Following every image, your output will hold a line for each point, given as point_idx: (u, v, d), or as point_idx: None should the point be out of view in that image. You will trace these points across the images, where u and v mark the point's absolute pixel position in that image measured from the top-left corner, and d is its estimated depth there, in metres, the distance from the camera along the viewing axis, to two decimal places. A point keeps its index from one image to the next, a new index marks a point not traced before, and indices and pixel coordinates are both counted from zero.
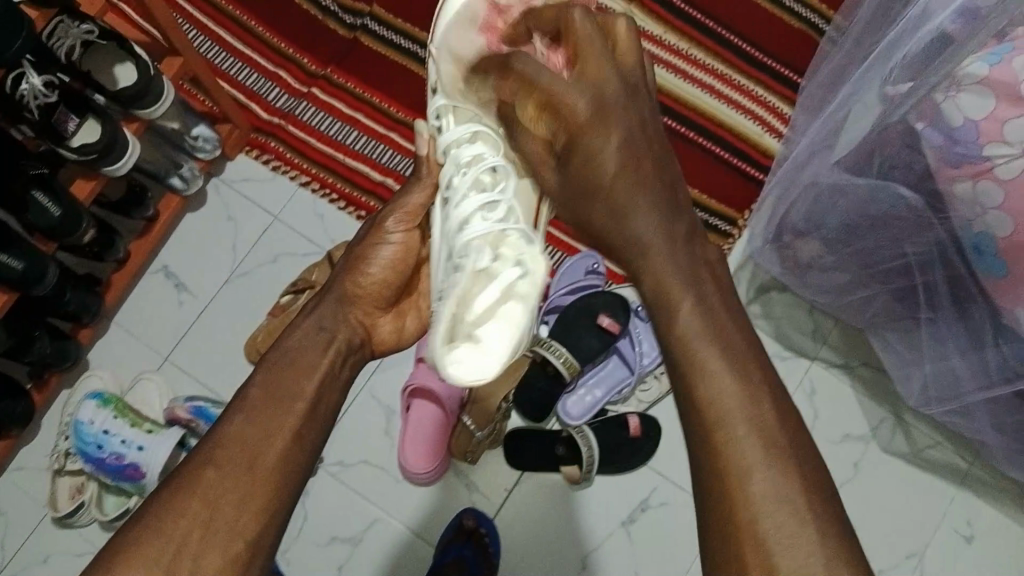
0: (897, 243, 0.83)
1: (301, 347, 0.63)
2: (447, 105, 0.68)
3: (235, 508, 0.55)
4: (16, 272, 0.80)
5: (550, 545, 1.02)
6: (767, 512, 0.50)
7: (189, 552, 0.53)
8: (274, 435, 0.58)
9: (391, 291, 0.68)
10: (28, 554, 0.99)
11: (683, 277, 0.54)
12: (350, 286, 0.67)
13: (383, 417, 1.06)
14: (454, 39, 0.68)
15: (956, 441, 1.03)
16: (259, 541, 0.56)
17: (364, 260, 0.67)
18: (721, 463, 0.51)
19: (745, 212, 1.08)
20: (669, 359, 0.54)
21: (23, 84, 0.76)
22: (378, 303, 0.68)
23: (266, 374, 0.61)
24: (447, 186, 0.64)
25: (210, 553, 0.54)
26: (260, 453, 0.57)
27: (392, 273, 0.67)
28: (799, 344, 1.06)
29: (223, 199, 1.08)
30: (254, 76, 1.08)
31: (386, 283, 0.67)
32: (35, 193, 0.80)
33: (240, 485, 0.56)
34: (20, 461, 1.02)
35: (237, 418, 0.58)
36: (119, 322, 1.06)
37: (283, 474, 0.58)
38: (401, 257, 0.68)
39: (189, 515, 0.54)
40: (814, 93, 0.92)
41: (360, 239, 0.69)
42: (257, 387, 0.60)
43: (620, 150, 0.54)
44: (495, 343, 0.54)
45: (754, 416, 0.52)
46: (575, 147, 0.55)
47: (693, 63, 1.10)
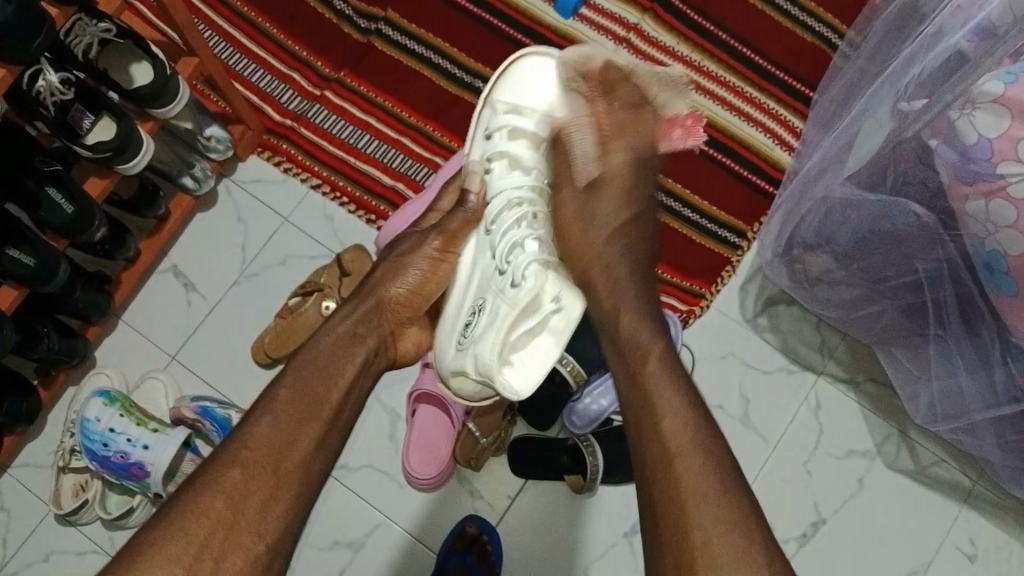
0: (907, 259, 0.83)
1: (335, 349, 0.63)
2: (501, 155, 0.75)
3: (258, 511, 0.56)
4: (27, 268, 0.80)
5: (552, 554, 1.03)
6: (714, 539, 0.56)
7: (214, 551, 0.54)
8: (287, 441, 0.58)
9: (423, 299, 0.69)
10: (31, 549, 1.00)
11: (652, 334, 0.66)
12: (381, 293, 0.68)
13: (388, 422, 1.06)
14: (514, 95, 0.79)
15: (961, 459, 1.03)
16: (281, 539, 0.57)
17: (393, 274, 0.69)
18: (669, 479, 0.59)
19: (754, 224, 1.09)
20: (635, 411, 0.63)
21: (40, 80, 0.77)
22: (413, 310, 0.69)
23: (293, 374, 0.62)
24: (492, 219, 0.71)
25: (234, 552, 0.55)
26: (272, 457, 0.57)
27: (425, 282, 0.69)
28: (805, 357, 1.06)
29: (234, 201, 1.08)
30: (267, 78, 1.09)
31: (413, 296, 0.69)
32: (48, 190, 0.81)
33: (265, 486, 0.57)
34: (25, 457, 1.03)
35: (267, 417, 0.59)
36: (126, 319, 1.06)
37: (297, 477, 0.58)
38: (443, 248, 0.70)
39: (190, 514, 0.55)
40: (826, 108, 0.94)
41: (413, 242, 0.71)
42: (287, 389, 0.61)
43: (624, 245, 0.73)
44: (536, 359, 0.63)
45: (704, 446, 0.59)
46: (589, 237, 0.73)
47: (706, 75, 1.10)
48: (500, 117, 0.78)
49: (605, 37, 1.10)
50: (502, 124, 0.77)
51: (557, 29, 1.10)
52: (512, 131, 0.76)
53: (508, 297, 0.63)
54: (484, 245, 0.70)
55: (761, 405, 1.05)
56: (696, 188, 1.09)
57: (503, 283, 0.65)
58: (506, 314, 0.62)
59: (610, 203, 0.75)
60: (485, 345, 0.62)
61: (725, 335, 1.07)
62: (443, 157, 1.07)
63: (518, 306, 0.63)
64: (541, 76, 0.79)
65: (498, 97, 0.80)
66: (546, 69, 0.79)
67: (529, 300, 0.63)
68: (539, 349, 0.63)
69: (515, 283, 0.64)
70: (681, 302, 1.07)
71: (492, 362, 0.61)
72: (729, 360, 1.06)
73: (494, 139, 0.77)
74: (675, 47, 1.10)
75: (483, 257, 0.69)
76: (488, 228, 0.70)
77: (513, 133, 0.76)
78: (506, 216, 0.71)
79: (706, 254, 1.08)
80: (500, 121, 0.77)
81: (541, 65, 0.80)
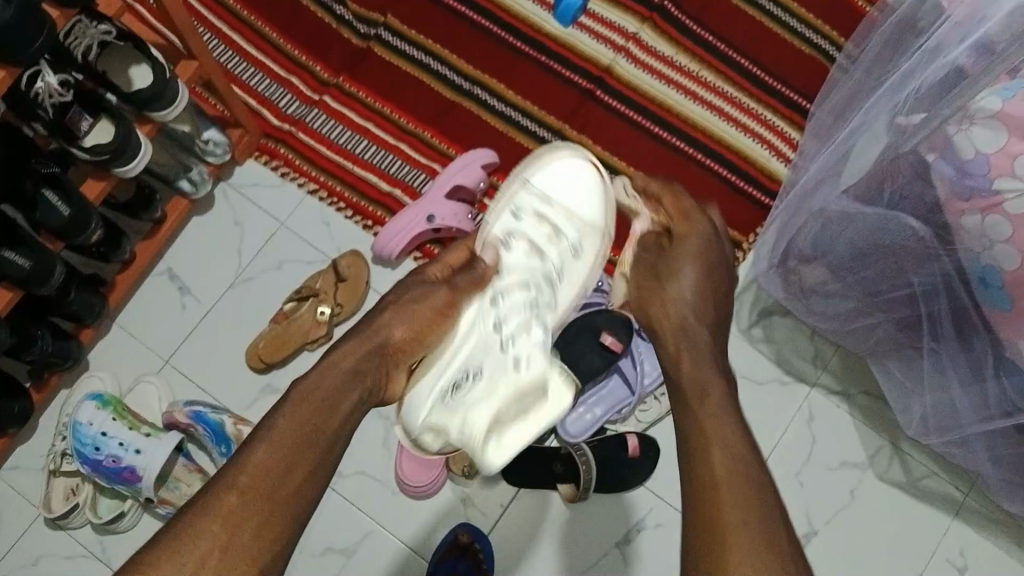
0: (903, 272, 0.83)
1: (334, 372, 0.63)
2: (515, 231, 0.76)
3: (257, 529, 0.56)
4: (22, 269, 0.80)
5: (544, 562, 1.02)
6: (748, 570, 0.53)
7: (211, 567, 0.54)
8: (290, 455, 0.59)
9: (426, 343, 0.67)
10: (20, 553, 0.99)
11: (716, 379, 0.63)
12: (384, 337, 0.66)
13: (382, 428, 1.06)
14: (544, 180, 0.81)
15: (952, 471, 1.03)
16: (278, 558, 0.57)
17: (397, 316, 0.66)
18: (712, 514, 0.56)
19: (749, 235, 1.09)
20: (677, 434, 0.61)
21: (39, 82, 0.77)
22: (409, 356, 0.67)
23: (299, 403, 0.61)
24: (495, 296, 0.71)
25: (236, 567, 0.54)
26: (272, 471, 0.57)
27: (429, 330, 0.66)
28: (798, 368, 1.06)
29: (230, 205, 1.08)
30: (266, 82, 1.09)
31: (415, 338, 0.66)
32: (44, 191, 0.81)
33: (259, 495, 0.56)
34: (15, 460, 1.02)
35: (265, 442, 0.59)
36: (119, 322, 1.05)
37: (298, 487, 0.58)
38: (448, 303, 0.68)
39: (195, 534, 0.55)
40: (824, 121, 0.95)
41: (421, 290, 0.69)
42: (295, 407, 0.61)
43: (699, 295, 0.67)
44: (514, 441, 0.65)
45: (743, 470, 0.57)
46: (668, 288, 0.67)
47: (704, 86, 1.11)
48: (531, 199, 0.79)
49: (604, 47, 1.11)
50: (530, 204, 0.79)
51: (556, 38, 1.11)
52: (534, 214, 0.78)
53: (512, 371, 0.66)
54: (480, 316, 0.69)
55: (754, 416, 1.05)
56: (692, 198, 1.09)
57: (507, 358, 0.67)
58: (506, 385, 0.65)
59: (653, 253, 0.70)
60: (480, 416, 0.64)
61: None
62: (440, 164, 1.07)
63: (508, 380, 0.66)
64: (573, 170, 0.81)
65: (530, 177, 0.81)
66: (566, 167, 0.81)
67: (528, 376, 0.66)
68: (519, 433, 0.66)
69: (518, 363, 0.67)
70: None
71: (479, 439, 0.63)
72: None
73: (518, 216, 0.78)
74: (673, 57, 1.11)
75: (482, 322, 0.69)
76: (491, 300, 0.70)
77: (540, 217, 0.78)
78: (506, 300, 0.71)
79: None
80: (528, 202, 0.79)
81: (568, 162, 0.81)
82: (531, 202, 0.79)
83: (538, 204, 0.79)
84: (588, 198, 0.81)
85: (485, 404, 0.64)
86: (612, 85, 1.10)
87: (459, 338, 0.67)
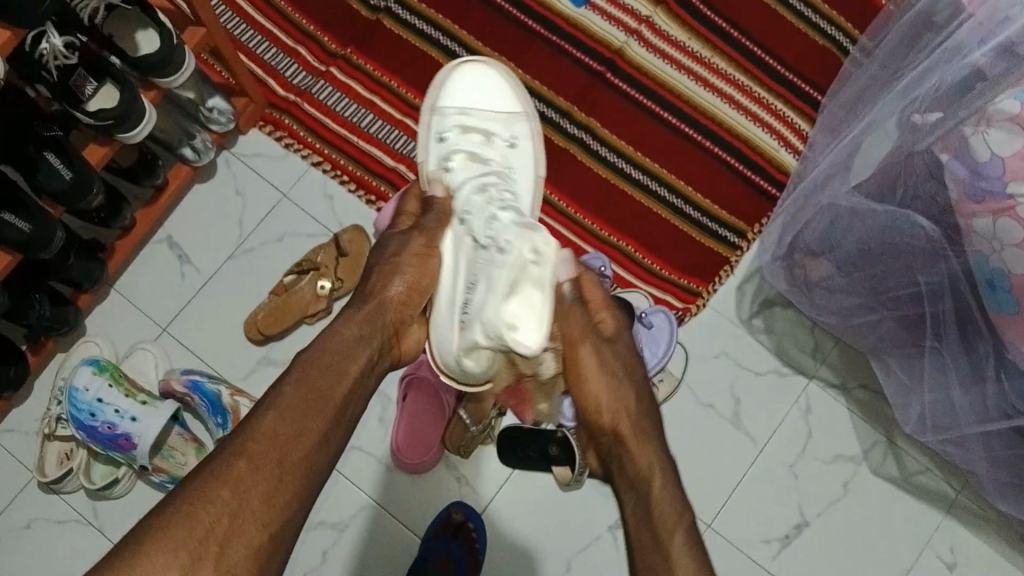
0: (909, 270, 0.83)
1: (337, 351, 0.63)
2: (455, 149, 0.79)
3: (264, 499, 0.56)
4: (23, 234, 0.80)
5: (536, 544, 1.03)
6: None
7: (219, 536, 0.54)
8: (305, 433, 0.58)
9: (423, 292, 0.68)
10: (13, 516, 0.99)
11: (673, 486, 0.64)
12: (380, 295, 0.66)
13: (378, 405, 1.06)
14: (456, 98, 0.85)
15: (945, 468, 1.04)
16: (286, 529, 0.56)
17: (387, 273, 0.67)
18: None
19: (755, 225, 1.08)
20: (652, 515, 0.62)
21: (43, 44, 0.75)
22: (412, 308, 0.68)
23: (300, 373, 0.61)
24: (462, 213, 0.70)
25: (239, 538, 0.54)
26: (285, 448, 0.57)
27: (421, 275, 0.67)
28: (797, 360, 1.06)
29: (232, 174, 1.07)
30: (273, 51, 1.07)
31: (411, 290, 0.67)
32: (47, 155, 0.80)
33: (265, 475, 0.56)
34: (10, 423, 1.02)
35: (266, 414, 0.58)
36: (118, 288, 1.04)
37: (305, 469, 0.58)
38: (427, 244, 0.68)
39: (209, 507, 0.54)
40: (836, 114, 0.94)
41: (398, 242, 0.69)
42: (297, 387, 0.60)
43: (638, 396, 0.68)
44: (532, 315, 0.65)
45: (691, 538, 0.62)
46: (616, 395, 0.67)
47: (716, 72, 1.10)
48: (448, 121, 0.83)
49: (617, 29, 1.10)
50: (451, 125, 0.82)
51: (567, 18, 1.10)
52: (464, 127, 0.82)
53: (500, 257, 0.66)
54: (460, 235, 0.69)
55: (752, 406, 1.05)
56: (699, 185, 1.09)
57: (492, 253, 0.66)
58: (501, 272, 0.65)
59: (589, 345, 0.68)
60: (495, 309, 0.64)
61: (720, 335, 1.07)
62: None
63: (500, 270, 0.65)
64: (477, 81, 0.87)
65: (444, 104, 0.85)
66: (477, 80, 0.87)
67: (514, 253, 0.66)
68: (531, 307, 0.65)
69: (501, 248, 0.66)
70: (677, 300, 1.07)
71: (507, 330, 0.64)
72: (723, 359, 1.06)
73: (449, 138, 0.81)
74: (685, 41, 1.10)
75: (461, 245, 0.68)
76: (460, 218, 0.70)
77: (464, 130, 0.81)
78: (473, 204, 0.71)
79: (705, 252, 1.08)
80: (448, 124, 0.82)
81: (479, 75, 0.87)
82: (454, 121, 0.82)
83: (459, 120, 0.82)
84: (503, 97, 0.86)
85: (493, 306, 0.64)
86: (622, 67, 1.09)
87: (447, 265, 0.68)
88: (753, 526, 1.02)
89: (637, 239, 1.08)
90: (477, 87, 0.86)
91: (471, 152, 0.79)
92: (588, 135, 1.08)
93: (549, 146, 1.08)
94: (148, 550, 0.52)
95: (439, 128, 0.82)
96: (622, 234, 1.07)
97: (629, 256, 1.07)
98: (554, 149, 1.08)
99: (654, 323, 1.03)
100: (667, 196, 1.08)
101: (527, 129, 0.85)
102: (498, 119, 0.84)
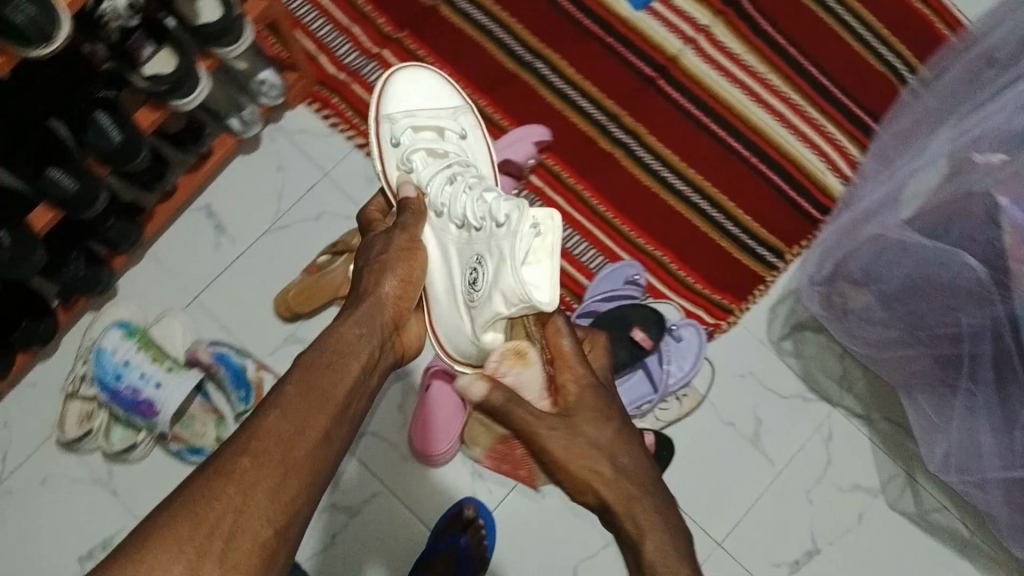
0: (952, 311, 0.82)
1: (339, 347, 0.62)
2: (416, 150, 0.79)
3: (270, 496, 0.54)
4: (67, 191, 0.79)
5: (544, 545, 1.03)
6: None
7: (223, 532, 0.52)
8: (309, 430, 0.57)
9: (415, 285, 0.69)
10: (29, 470, 0.99)
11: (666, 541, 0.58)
12: (376, 291, 0.67)
13: (399, 393, 1.06)
14: (401, 101, 0.85)
15: (964, 508, 1.03)
16: (289, 528, 0.55)
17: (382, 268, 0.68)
18: None
19: (795, 247, 1.08)
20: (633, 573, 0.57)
21: (106, 5, 0.74)
22: (408, 301, 0.69)
23: (302, 371, 0.60)
24: (448, 209, 0.73)
25: (243, 535, 0.52)
26: (294, 444, 0.56)
27: (411, 268, 0.69)
28: (823, 387, 1.06)
29: (275, 149, 1.06)
30: (328, 29, 1.06)
31: (405, 285, 0.68)
32: (98, 113, 0.80)
33: (273, 471, 0.55)
34: (34, 377, 1.02)
35: (294, 404, 0.58)
36: (151, 253, 1.04)
37: (314, 466, 0.56)
38: (409, 240, 0.70)
39: (216, 502, 0.53)
40: (892, 146, 0.94)
41: (381, 242, 0.70)
42: (300, 384, 0.59)
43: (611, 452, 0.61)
44: (540, 273, 0.65)
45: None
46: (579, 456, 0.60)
47: (770, 90, 1.09)
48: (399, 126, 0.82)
49: (674, 36, 1.09)
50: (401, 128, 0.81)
51: (626, 21, 1.09)
52: (416, 127, 0.81)
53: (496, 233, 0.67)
54: (441, 226, 0.74)
55: (774, 429, 1.04)
56: (741, 202, 1.08)
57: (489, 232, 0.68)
58: (503, 242, 0.66)
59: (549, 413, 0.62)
60: (505, 277, 0.64)
61: (748, 354, 1.06)
62: (493, 135, 1.06)
63: (500, 244, 0.66)
64: (416, 81, 0.86)
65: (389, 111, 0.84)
66: (416, 79, 0.86)
67: (505, 223, 0.66)
68: (542, 269, 0.65)
69: (496, 223, 0.67)
70: (709, 315, 1.06)
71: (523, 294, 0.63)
72: (749, 379, 1.06)
73: (404, 142, 0.80)
74: (742, 55, 1.10)
75: (449, 235, 0.73)
76: (440, 212, 0.74)
77: (416, 129, 0.81)
78: (450, 197, 0.73)
79: (741, 270, 1.07)
80: (399, 129, 0.81)
81: (415, 75, 0.86)
82: (405, 124, 0.81)
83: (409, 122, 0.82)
84: (445, 92, 0.86)
85: (503, 271, 0.64)
86: (676, 76, 1.09)
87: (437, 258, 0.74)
88: (764, 548, 1.02)
89: (675, 250, 1.07)
90: (418, 85, 0.86)
91: (431, 148, 0.79)
92: (634, 141, 1.07)
93: (593, 148, 1.07)
94: (156, 543, 0.51)
95: (394, 134, 0.81)
96: (657, 243, 1.07)
97: (664, 266, 1.07)
98: (599, 152, 1.07)
99: (682, 337, 1.03)
100: (703, 205, 1.07)
101: (471, 118, 0.86)
102: (447, 111, 0.85)
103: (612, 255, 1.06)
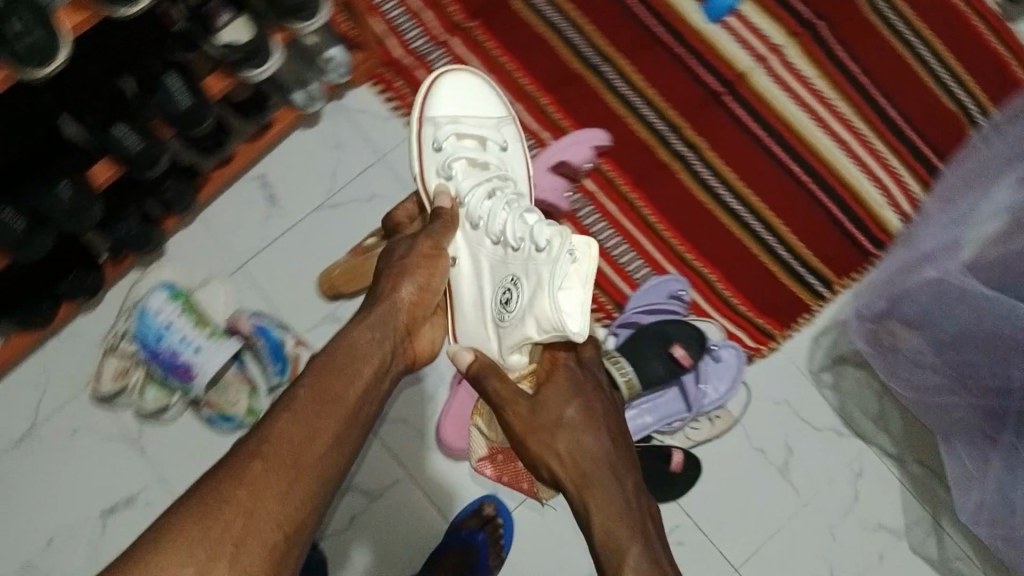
0: (1006, 364, 0.80)
1: (351, 353, 0.63)
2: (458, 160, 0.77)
3: (282, 499, 0.55)
4: (132, 150, 0.79)
5: (559, 550, 1.02)
6: None
7: (233, 536, 0.53)
8: (319, 435, 0.58)
9: (431, 293, 0.70)
10: (59, 421, 1.00)
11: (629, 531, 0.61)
12: (391, 296, 0.67)
13: (432, 382, 1.05)
14: (444, 107, 0.82)
15: (986, 558, 1.02)
16: (301, 530, 0.56)
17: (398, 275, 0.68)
18: None
19: (844, 278, 1.06)
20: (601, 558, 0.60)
21: None
22: (424, 309, 0.69)
23: (316, 375, 0.61)
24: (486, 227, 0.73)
25: (253, 539, 0.53)
26: (304, 451, 0.57)
27: (432, 278, 0.69)
28: (858, 423, 1.05)
29: (334, 126, 1.06)
30: (400, 12, 1.06)
31: (420, 297, 0.69)
32: (169, 77, 0.79)
33: (285, 475, 0.56)
34: (73, 329, 1.02)
35: (313, 407, 0.59)
36: (200, 217, 1.04)
37: (326, 471, 0.58)
38: (434, 246, 0.70)
39: (231, 503, 0.54)
40: (966, 193, 0.94)
41: (406, 246, 0.71)
42: (310, 387, 0.60)
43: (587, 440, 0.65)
44: (574, 302, 0.66)
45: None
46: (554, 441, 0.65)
47: (838, 117, 1.09)
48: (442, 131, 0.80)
49: (745, 52, 1.09)
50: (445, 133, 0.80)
51: (699, 33, 1.09)
52: (459, 134, 0.80)
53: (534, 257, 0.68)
54: (476, 238, 0.74)
55: (805, 460, 1.03)
56: (795, 228, 1.07)
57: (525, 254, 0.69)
58: (541, 268, 0.66)
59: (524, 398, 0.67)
60: (541, 303, 0.65)
61: (786, 382, 1.05)
62: (552, 134, 1.05)
63: (538, 267, 0.67)
64: (464, 87, 0.84)
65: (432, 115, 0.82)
66: (463, 84, 0.84)
67: (543, 250, 0.67)
68: (575, 296, 0.66)
69: (536, 248, 0.68)
70: (750, 338, 1.05)
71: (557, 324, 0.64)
72: (785, 407, 1.04)
73: (445, 149, 0.79)
74: (812, 79, 1.09)
75: (484, 248, 0.74)
76: (474, 224, 0.74)
77: (459, 136, 0.80)
78: (489, 214, 0.73)
79: (788, 296, 1.06)
80: (442, 133, 0.80)
81: (462, 79, 0.84)
82: (450, 129, 0.80)
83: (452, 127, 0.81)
84: (487, 99, 0.85)
85: (540, 296, 0.65)
86: (744, 93, 1.08)
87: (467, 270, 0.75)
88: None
89: (722, 269, 1.06)
90: (464, 91, 0.84)
91: (473, 158, 0.78)
92: (694, 155, 1.06)
93: (650, 157, 1.06)
94: (172, 546, 0.52)
95: (437, 140, 0.79)
96: (705, 260, 1.05)
97: (710, 284, 1.06)
98: (656, 162, 1.06)
99: (722, 358, 1.01)
100: (754, 225, 1.06)
101: (512, 129, 0.85)
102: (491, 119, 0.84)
103: (659, 267, 1.05)
